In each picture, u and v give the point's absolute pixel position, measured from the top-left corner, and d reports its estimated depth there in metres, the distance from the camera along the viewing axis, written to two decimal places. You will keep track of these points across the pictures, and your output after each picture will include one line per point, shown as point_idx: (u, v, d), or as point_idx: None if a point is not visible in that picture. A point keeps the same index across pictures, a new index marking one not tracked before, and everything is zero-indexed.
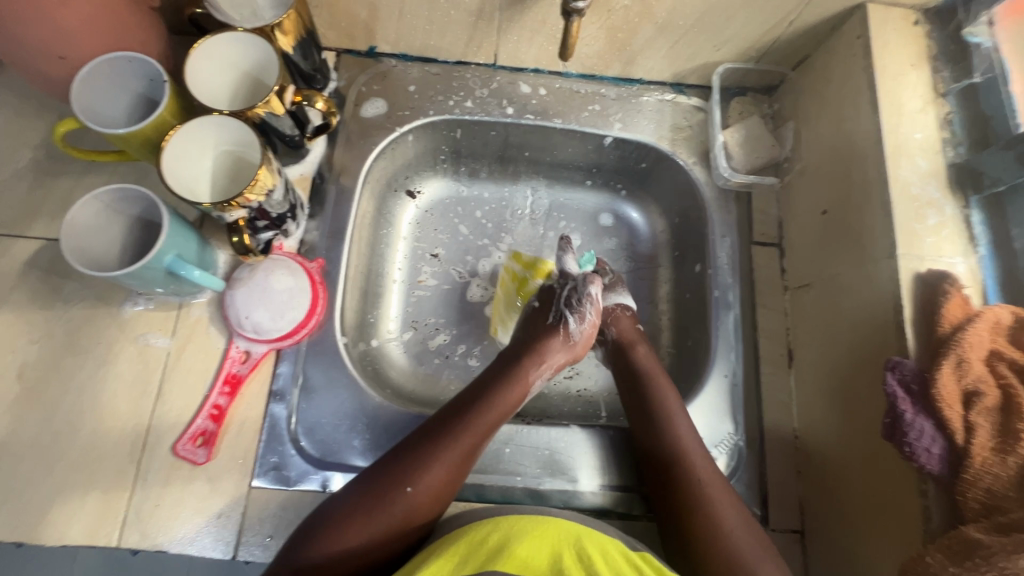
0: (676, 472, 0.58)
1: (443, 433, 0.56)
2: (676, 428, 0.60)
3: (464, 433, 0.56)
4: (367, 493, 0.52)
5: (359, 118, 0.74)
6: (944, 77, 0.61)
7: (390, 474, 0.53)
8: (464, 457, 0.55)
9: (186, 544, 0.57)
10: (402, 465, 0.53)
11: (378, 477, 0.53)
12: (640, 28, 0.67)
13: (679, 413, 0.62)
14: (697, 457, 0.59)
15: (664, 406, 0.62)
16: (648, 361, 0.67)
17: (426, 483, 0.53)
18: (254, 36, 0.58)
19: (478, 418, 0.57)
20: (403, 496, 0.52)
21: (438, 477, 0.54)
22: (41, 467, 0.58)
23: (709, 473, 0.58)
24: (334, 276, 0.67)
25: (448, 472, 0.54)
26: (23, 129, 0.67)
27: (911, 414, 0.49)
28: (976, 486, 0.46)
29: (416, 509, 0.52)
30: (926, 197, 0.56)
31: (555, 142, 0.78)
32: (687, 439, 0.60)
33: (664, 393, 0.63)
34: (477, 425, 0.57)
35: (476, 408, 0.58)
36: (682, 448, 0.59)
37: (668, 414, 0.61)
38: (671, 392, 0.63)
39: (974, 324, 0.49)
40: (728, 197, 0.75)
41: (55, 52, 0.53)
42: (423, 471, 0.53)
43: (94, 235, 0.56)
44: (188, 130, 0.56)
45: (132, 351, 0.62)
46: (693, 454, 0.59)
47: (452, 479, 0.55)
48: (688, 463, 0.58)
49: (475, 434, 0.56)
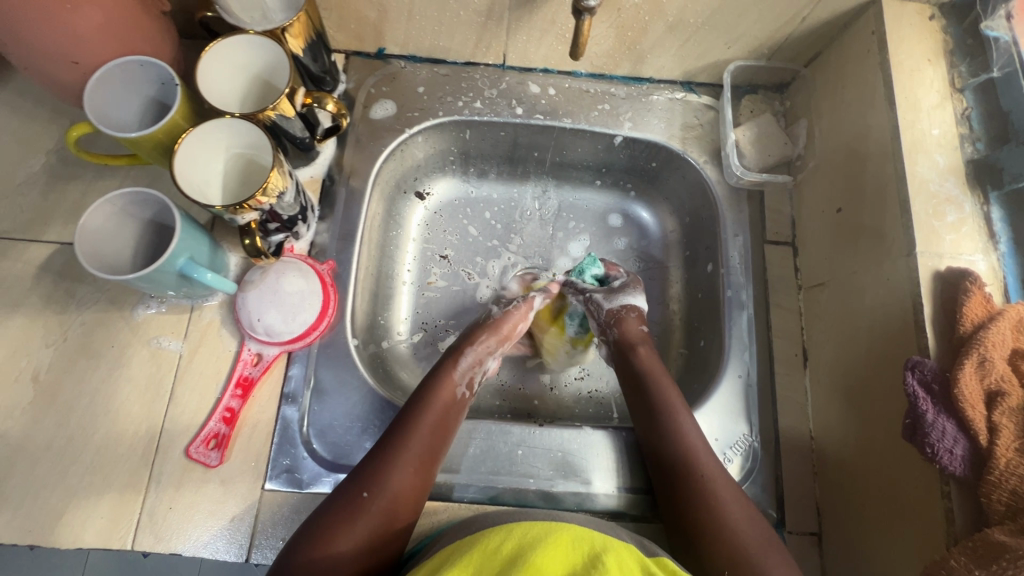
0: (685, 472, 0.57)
1: (392, 438, 0.57)
2: (684, 428, 0.59)
3: (414, 435, 0.57)
4: (338, 504, 0.53)
5: (369, 120, 0.74)
6: (961, 72, 0.60)
7: (351, 485, 0.54)
8: (426, 457, 0.57)
9: (199, 547, 0.57)
10: (363, 474, 0.55)
11: (344, 487, 0.54)
12: (651, 26, 0.67)
13: (687, 414, 0.61)
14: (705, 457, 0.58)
15: (671, 406, 0.61)
16: (650, 362, 0.66)
17: (388, 489, 0.54)
18: (265, 39, 0.58)
19: (423, 417, 0.59)
20: (370, 504, 0.53)
21: (399, 481, 0.55)
22: (56, 470, 0.58)
23: (719, 474, 0.57)
24: (345, 278, 0.67)
25: (411, 478, 0.55)
26: (36, 135, 0.67)
27: (932, 414, 0.48)
28: (1001, 488, 0.45)
29: (386, 516, 0.53)
30: (944, 194, 0.55)
31: (564, 142, 0.78)
32: (698, 442, 0.59)
33: (669, 394, 0.62)
34: (426, 427, 0.58)
35: (419, 406, 0.59)
36: (693, 448, 0.58)
37: (675, 413, 0.60)
38: (676, 393, 0.62)
39: (997, 322, 0.48)
40: (740, 196, 0.74)
41: (67, 57, 0.53)
42: (382, 476, 0.54)
43: (107, 239, 0.56)
44: (200, 133, 0.56)
45: (144, 354, 0.62)
46: (700, 453, 0.58)
47: (422, 478, 0.56)
48: (699, 464, 0.57)
49: (426, 434, 0.58)
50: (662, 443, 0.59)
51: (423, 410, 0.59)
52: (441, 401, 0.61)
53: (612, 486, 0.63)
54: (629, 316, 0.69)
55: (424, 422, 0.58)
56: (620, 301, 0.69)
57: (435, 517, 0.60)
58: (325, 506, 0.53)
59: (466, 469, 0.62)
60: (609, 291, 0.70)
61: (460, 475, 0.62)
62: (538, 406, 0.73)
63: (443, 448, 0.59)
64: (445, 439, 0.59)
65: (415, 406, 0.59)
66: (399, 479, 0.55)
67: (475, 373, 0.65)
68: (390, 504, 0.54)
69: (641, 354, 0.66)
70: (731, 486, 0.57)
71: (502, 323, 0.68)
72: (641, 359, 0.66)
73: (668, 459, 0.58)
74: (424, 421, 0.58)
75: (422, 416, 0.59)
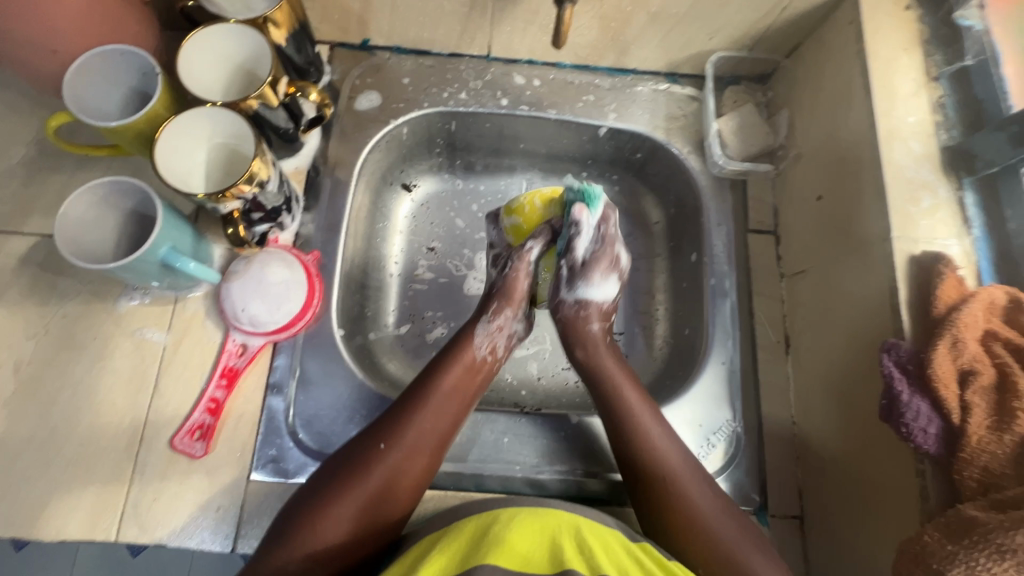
0: (666, 494, 0.55)
1: (411, 398, 0.58)
2: (656, 444, 0.57)
3: (433, 394, 0.58)
4: (351, 459, 0.54)
5: (354, 111, 0.74)
6: (936, 61, 0.61)
7: (367, 439, 0.55)
8: (437, 447, 0.57)
9: (184, 537, 0.57)
10: (380, 430, 0.56)
11: (357, 442, 0.56)
12: (634, 17, 0.68)
13: (661, 439, 0.58)
14: (681, 471, 0.56)
15: (639, 432, 0.58)
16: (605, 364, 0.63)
17: (403, 446, 0.55)
18: (244, 27, 0.58)
19: (434, 406, 0.58)
20: (380, 464, 0.54)
21: (407, 455, 0.55)
22: (39, 462, 0.58)
23: (699, 491, 0.55)
24: (330, 269, 0.67)
25: (419, 469, 0.56)
26: (17, 125, 0.67)
27: (907, 394, 0.49)
28: (974, 465, 0.46)
29: (398, 474, 0.54)
30: (920, 179, 0.56)
31: (549, 133, 0.78)
32: (677, 468, 0.56)
33: (636, 414, 0.59)
34: (436, 416, 0.58)
35: (430, 393, 0.58)
36: (673, 467, 0.56)
37: (647, 438, 0.57)
38: (646, 411, 0.59)
39: (970, 304, 0.49)
40: (723, 186, 0.75)
41: (47, 45, 0.53)
42: (400, 430, 0.56)
43: (89, 228, 0.56)
44: (182, 123, 0.56)
45: (128, 345, 0.62)
46: (672, 467, 0.56)
47: (429, 470, 0.57)
48: (677, 485, 0.55)
49: (435, 425, 0.57)
50: (637, 467, 0.57)
51: (445, 371, 0.60)
52: (455, 386, 0.60)
53: (598, 472, 0.63)
54: (585, 313, 0.64)
55: (443, 382, 0.59)
56: (577, 295, 0.64)
57: (423, 505, 0.61)
58: (335, 464, 0.54)
59: (452, 456, 0.63)
60: (571, 274, 0.64)
61: (445, 462, 0.62)
62: (526, 396, 0.74)
63: (462, 409, 0.60)
64: (459, 410, 0.59)
65: (436, 366, 0.60)
66: (415, 436, 0.56)
67: (499, 337, 0.64)
68: (402, 463, 0.55)
69: (598, 355, 0.63)
70: (710, 496, 0.55)
71: (515, 286, 0.64)
72: (586, 354, 0.64)
73: (644, 479, 0.56)
74: (440, 387, 0.59)
75: (444, 374, 0.60)
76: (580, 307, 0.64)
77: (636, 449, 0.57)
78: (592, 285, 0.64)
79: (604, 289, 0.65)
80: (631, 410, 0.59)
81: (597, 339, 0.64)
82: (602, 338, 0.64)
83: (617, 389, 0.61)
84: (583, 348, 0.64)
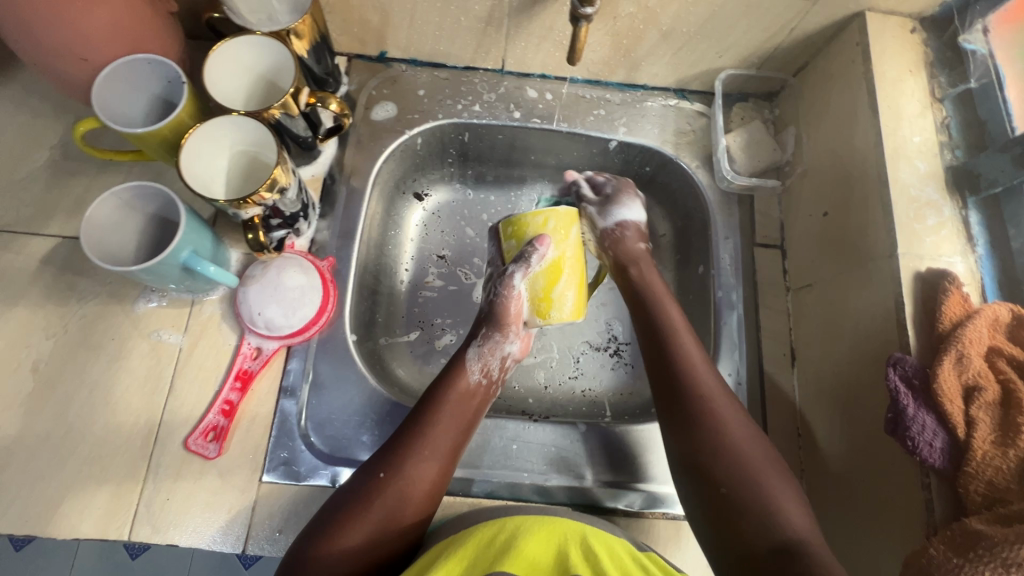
0: (702, 420, 0.55)
1: (408, 427, 0.58)
2: (702, 376, 0.58)
3: (430, 422, 0.58)
4: (354, 491, 0.54)
5: (370, 121, 0.75)
6: (941, 82, 0.63)
7: (369, 468, 0.56)
8: (440, 468, 0.57)
9: (195, 538, 0.58)
10: (380, 460, 0.56)
11: (359, 475, 0.56)
12: (646, 34, 0.69)
13: (704, 370, 0.59)
14: (733, 425, 0.55)
15: (686, 360, 0.59)
16: (649, 276, 0.66)
17: (402, 474, 0.55)
18: (271, 39, 0.59)
19: (435, 428, 0.58)
20: (385, 486, 0.54)
21: (412, 474, 0.55)
22: (55, 460, 0.58)
23: (737, 427, 0.55)
24: (344, 275, 0.69)
25: (424, 489, 0.55)
26: (41, 131, 0.68)
27: (913, 408, 0.50)
28: (979, 479, 0.47)
29: (399, 503, 0.54)
30: (925, 198, 0.58)
31: (559, 146, 0.80)
32: (718, 397, 0.57)
33: (694, 362, 0.59)
34: (436, 436, 0.58)
35: (430, 416, 0.59)
36: (711, 392, 0.57)
37: (694, 369, 0.58)
38: (701, 356, 0.60)
39: (974, 321, 0.50)
40: (731, 200, 0.76)
41: (77, 53, 0.54)
42: (401, 457, 0.56)
43: (111, 231, 0.57)
44: (205, 130, 0.58)
45: (144, 347, 0.63)
46: (717, 400, 0.57)
47: (434, 491, 0.56)
48: (715, 411, 0.56)
49: (436, 447, 0.57)
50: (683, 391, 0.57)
51: (443, 397, 0.61)
52: (454, 410, 0.60)
53: (606, 481, 0.64)
54: (625, 233, 0.68)
55: (444, 406, 0.60)
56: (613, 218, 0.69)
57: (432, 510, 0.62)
58: (339, 498, 0.54)
59: (463, 463, 0.63)
60: (601, 206, 0.70)
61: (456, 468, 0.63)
62: (533, 404, 0.74)
63: (462, 436, 0.59)
64: (462, 430, 0.60)
65: (435, 395, 0.61)
66: (414, 463, 0.56)
67: (493, 360, 0.65)
68: (406, 484, 0.55)
69: (646, 274, 0.66)
70: (746, 424, 0.56)
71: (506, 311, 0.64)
72: (639, 271, 0.66)
73: (688, 398, 0.57)
74: (441, 409, 0.60)
75: (445, 397, 0.60)
76: (619, 227, 0.69)
77: (685, 373, 0.58)
78: (624, 210, 0.70)
79: (636, 211, 0.70)
80: (693, 365, 0.59)
81: (642, 258, 0.67)
82: (646, 254, 0.68)
83: (668, 314, 0.63)
84: (633, 267, 0.67)
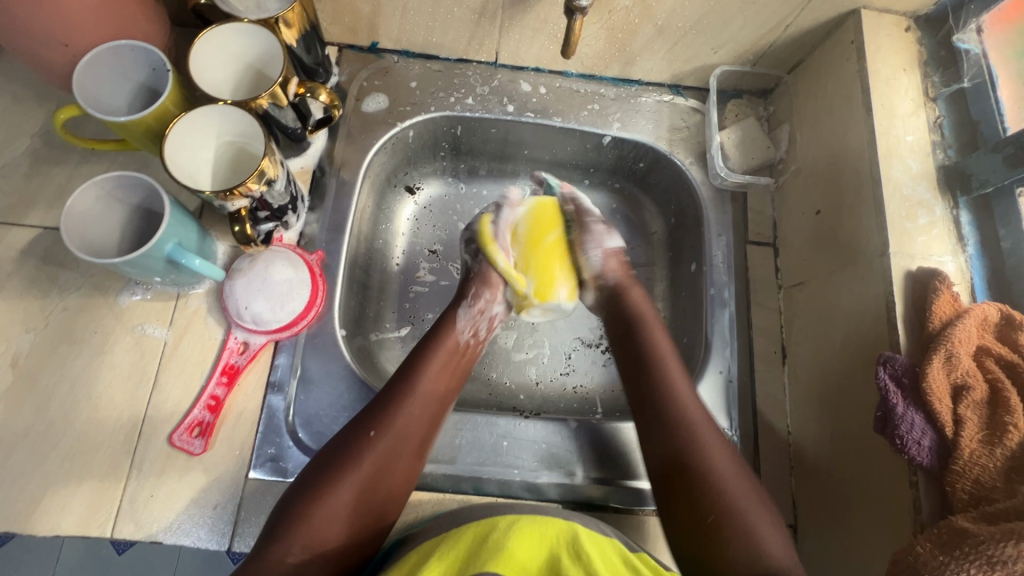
0: (692, 471, 0.54)
1: (398, 385, 0.59)
2: (695, 422, 0.57)
3: (421, 380, 0.60)
4: (345, 445, 0.55)
5: (361, 113, 0.74)
6: (934, 82, 0.63)
7: (360, 425, 0.56)
8: (429, 429, 0.58)
9: (180, 534, 0.57)
10: (370, 417, 0.57)
11: (348, 430, 0.56)
12: (641, 28, 0.68)
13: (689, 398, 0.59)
14: (718, 453, 0.55)
15: (677, 400, 0.58)
16: (637, 325, 0.65)
17: (392, 432, 0.56)
18: (257, 27, 0.58)
19: (423, 386, 0.59)
20: (377, 442, 0.55)
21: (403, 433, 0.56)
22: (35, 456, 0.57)
23: (732, 474, 0.54)
24: (333, 269, 0.68)
25: (413, 450, 0.57)
26: (22, 116, 0.67)
27: (902, 406, 0.50)
28: (965, 477, 0.47)
29: (389, 461, 0.55)
30: (917, 197, 0.58)
31: (553, 140, 0.79)
32: (699, 421, 0.57)
33: (674, 388, 0.59)
34: (424, 393, 0.59)
35: (419, 376, 0.60)
36: (704, 448, 0.55)
37: (691, 418, 0.57)
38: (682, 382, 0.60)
39: (963, 321, 0.50)
40: (724, 197, 0.76)
41: (58, 38, 0.53)
42: (392, 417, 0.57)
43: (93, 222, 0.56)
44: (190, 120, 0.57)
45: (128, 340, 0.62)
46: (709, 447, 0.55)
47: (421, 452, 0.57)
48: (707, 463, 0.54)
49: (424, 406, 0.59)
50: (668, 441, 0.57)
51: (431, 358, 0.61)
52: (442, 369, 0.61)
53: (597, 478, 0.64)
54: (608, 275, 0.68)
55: (432, 365, 0.61)
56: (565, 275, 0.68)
57: (420, 507, 0.61)
58: (329, 453, 0.55)
59: (453, 459, 0.63)
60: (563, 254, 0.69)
61: (443, 464, 0.63)
62: (524, 400, 0.74)
63: (450, 393, 0.61)
64: (449, 388, 0.61)
65: (423, 353, 0.62)
66: (404, 422, 0.57)
67: (481, 321, 0.67)
68: (396, 443, 0.56)
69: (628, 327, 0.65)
70: (745, 481, 0.54)
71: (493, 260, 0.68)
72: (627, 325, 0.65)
73: (674, 452, 0.56)
74: (430, 369, 0.61)
75: (434, 357, 0.62)
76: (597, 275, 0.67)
77: (675, 422, 0.57)
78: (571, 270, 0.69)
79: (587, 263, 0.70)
80: (671, 381, 0.60)
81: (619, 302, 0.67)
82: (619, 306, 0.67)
83: (661, 359, 0.62)
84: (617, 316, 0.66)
